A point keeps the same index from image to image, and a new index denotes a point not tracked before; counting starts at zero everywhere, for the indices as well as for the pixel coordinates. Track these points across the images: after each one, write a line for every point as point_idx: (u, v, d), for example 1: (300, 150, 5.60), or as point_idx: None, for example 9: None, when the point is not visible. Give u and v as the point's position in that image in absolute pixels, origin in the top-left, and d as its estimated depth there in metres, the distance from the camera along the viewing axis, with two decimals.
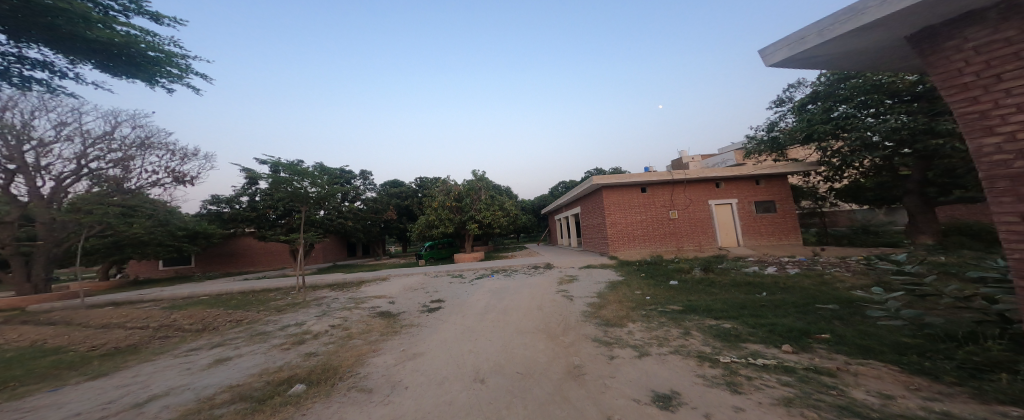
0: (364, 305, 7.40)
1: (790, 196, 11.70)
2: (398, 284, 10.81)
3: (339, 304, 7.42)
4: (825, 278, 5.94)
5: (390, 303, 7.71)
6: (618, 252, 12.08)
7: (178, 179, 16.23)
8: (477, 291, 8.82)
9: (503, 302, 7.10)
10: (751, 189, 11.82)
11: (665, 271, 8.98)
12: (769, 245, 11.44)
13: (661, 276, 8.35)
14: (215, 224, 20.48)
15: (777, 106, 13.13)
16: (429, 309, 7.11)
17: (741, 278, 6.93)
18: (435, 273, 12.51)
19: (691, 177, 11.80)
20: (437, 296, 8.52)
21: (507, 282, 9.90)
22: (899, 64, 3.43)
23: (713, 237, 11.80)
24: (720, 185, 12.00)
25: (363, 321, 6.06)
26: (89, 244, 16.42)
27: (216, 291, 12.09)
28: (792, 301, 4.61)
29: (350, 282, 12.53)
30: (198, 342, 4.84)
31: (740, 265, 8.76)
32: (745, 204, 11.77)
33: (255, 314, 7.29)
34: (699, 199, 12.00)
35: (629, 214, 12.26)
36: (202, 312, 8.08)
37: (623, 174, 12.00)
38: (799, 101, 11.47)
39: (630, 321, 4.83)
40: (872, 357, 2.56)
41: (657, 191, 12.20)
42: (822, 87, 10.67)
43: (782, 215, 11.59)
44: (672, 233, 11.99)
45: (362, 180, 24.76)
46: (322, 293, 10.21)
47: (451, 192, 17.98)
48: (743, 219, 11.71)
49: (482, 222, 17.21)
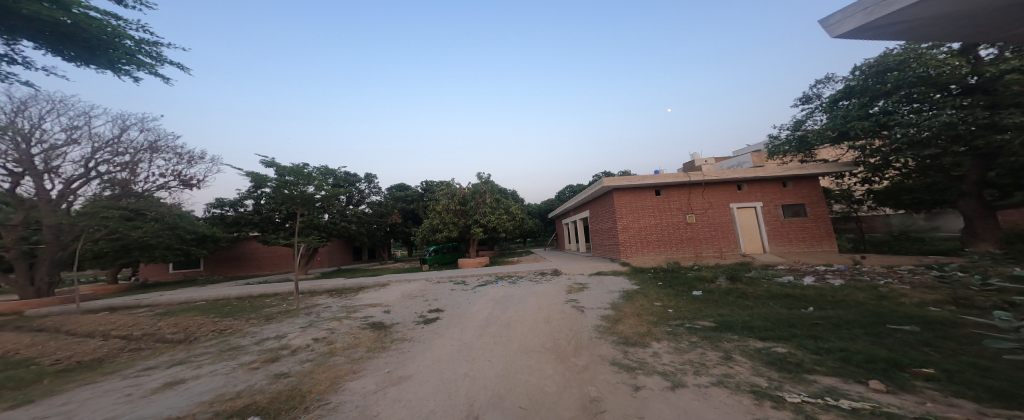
0: (356, 315, 6.82)
1: (822, 199, 10.74)
2: (397, 290, 10.25)
3: (329, 313, 6.88)
4: (883, 292, 5.08)
5: (385, 312, 7.13)
6: (631, 258, 11.29)
7: (184, 182, 16.15)
8: (480, 300, 8.16)
9: (507, 314, 6.43)
10: (776, 191, 10.93)
11: (685, 279, 8.16)
12: (798, 252, 10.47)
13: (681, 286, 7.55)
14: (218, 227, 20.31)
15: (803, 104, 12.27)
16: (426, 320, 6.46)
17: (777, 289, 6.09)
18: (438, 279, 11.91)
19: (710, 178, 11.00)
20: (436, 305, 7.90)
21: (512, 290, 9.21)
22: (1006, 30, 2.73)
23: (736, 243, 10.91)
24: (742, 187, 11.14)
25: (350, 335, 5.44)
26: (96, 247, 16.41)
27: (214, 296, 11.75)
28: (853, 319, 3.82)
29: (349, 288, 12.06)
30: (161, 358, 4.29)
31: (771, 273, 7.88)
32: (770, 208, 10.86)
33: (241, 323, 6.79)
34: (719, 202, 11.16)
35: (643, 217, 11.49)
36: (189, 320, 7.63)
37: (635, 176, 11.27)
38: (831, 97, 10.68)
39: (653, 340, 4.10)
40: (1018, 408, 1.82)
41: (673, 193, 11.43)
42: (856, 82, 9.89)
43: (812, 219, 10.63)
44: (689, 238, 11.16)
45: (367, 184, 24.56)
46: (318, 299, 9.71)
47: (456, 195, 17.46)
48: (769, 224, 10.80)
49: (487, 226, 16.63)
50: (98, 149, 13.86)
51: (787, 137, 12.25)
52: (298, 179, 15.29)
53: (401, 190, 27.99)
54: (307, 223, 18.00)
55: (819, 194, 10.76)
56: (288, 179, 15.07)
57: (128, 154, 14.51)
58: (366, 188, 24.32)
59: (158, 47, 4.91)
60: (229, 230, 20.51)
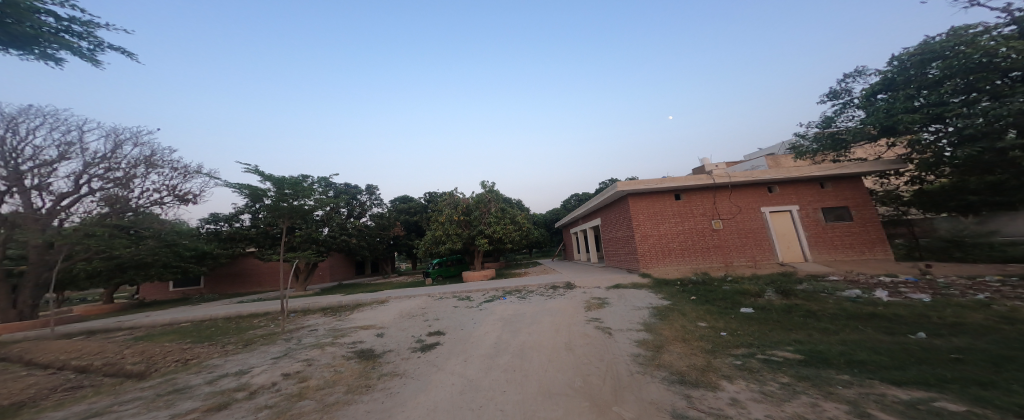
0: (343, 340, 5.86)
1: (867, 200, 9.60)
2: (394, 309, 9.27)
3: (312, 338, 5.91)
4: (1005, 314, 3.96)
5: (377, 337, 6.15)
6: (652, 270, 10.19)
7: (179, 198, 15.67)
8: (486, 320, 7.15)
9: (519, 338, 5.45)
10: (814, 193, 9.83)
11: (723, 294, 7.05)
12: (845, 260, 9.27)
13: (721, 302, 6.45)
14: (213, 244, 19.55)
15: (832, 100, 11.31)
16: (423, 348, 5.45)
17: (852, 308, 4.95)
18: (440, 295, 10.91)
19: (737, 180, 9.98)
20: (436, 327, 6.89)
21: (522, 307, 8.16)
22: None
23: (772, 252, 9.75)
24: (773, 189, 10.09)
25: (330, 368, 4.43)
26: (90, 266, 15.80)
27: (200, 317, 10.88)
28: (1012, 356, 2.74)
29: (345, 305, 11.12)
30: (80, 407, 3.35)
31: (828, 286, 6.73)
32: (809, 211, 9.73)
33: (212, 351, 5.86)
34: (748, 206, 10.09)
35: (663, 224, 10.45)
36: (157, 347, 6.71)
37: (652, 179, 10.30)
38: (866, 90, 9.59)
39: (723, 381, 3.02)
40: None
41: (695, 197, 10.41)
42: (895, 72, 8.89)
43: (858, 223, 9.45)
44: (717, 246, 10.06)
45: (368, 195, 23.98)
46: (307, 320, 8.75)
47: (459, 205, 16.60)
48: (809, 229, 9.64)
49: (492, 237, 15.69)
50: (91, 164, 13.48)
51: (817, 136, 11.18)
52: (294, 191, 14.62)
53: (404, 202, 27.39)
54: (305, 237, 17.24)
55: (863, 195, 9.63)
56: (285, 191, 14.45)
57: (122, 169, 14.12)
58: (367, 199, 23.72)
59: (91, 27, 4.82)
60: (224, 246, 19.76)
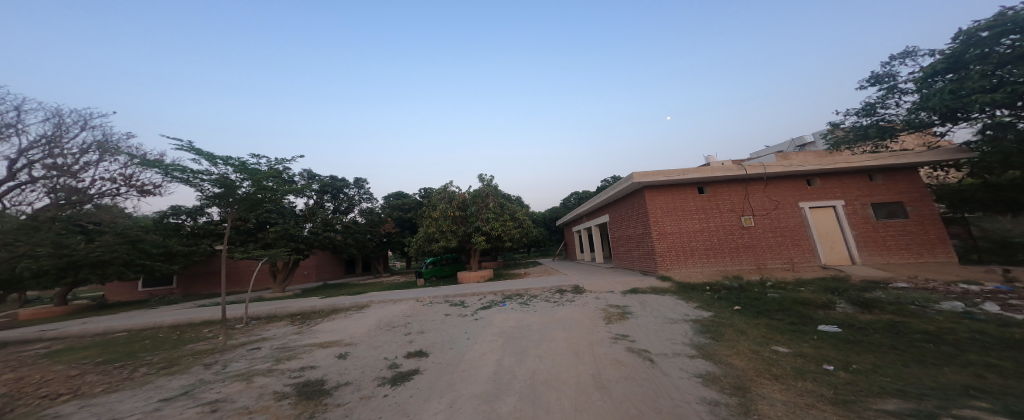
0: (285, 365, 4.30)
1: (923, 194, 8.34)
2: (373, 317, 7.73)
3: (244, 364, 4.33)
4: None
5: (336, 361, 4.61)
6: (673, 273, 8.82)
7: (138, 189, 13.97)
8: (483, 334, 5.68)
9: (528, 370, 3.97)
10: (860, 186, 8.56)
11: (777, 303, 5.70)
12: (899, 263, 7.97)
13: (783, 315, 5.03)
14: (174, 239, 17.17)
15: (874, 84, 10.10)
16: (395, 378, 3.94)
17: (991, 330, 3.54)
18: (429, 299, 9.40)
19: (773, 170, 8.64)
20: (418, 345, 5.37)
21: (526, 316, 6.69)
22: None
23: (812, 253, 8.44)
24: (813, 181, 8.80)
25: (241, 417, 2.89)
26: (35, 263, 13.64)
27: (144, 324, 9.24)
28: None
29: (317, 311, 9.56)
30: None
31: (911, 295, 5.39)
32: (855, 207, 8.45)
33: (105, 379, 4.28)
34: (785, 200, 8.77)
35: (685, 221, 9.08)
36: (49, 370, 5.11)
37: (674, 169, 8.93)
38: (925, 70, 8.28)
39: None
40: None
41: (722, 190, 9.09)
42: (961, 47, 7.71)
43: (914, 220, 8.18)
44: (747, 245, 8.73)
45: (357, 189, 22.40)
46: (262, 332, 7.15)
47: (455, 199, 15.11)
48: (856, 227, 8.34)
49: (490, 235, 14.23)
50: (31, 149, 11.74)
51: (857, 125, 9.96)
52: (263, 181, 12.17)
53: (399, 198, 25.98)
54: (281, 233, 15.50)
55: (918, 189, 8.38)
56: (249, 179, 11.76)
57: (70, 156, 12.45)
58: (356, 194, 22.12)
59: None
60: (187, 242, 17.46)
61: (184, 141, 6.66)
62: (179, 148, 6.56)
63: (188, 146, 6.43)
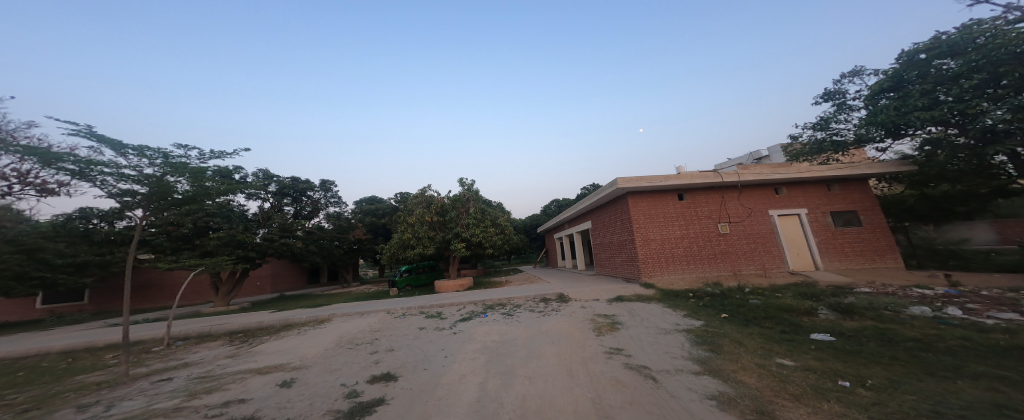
0: (199, 401, 3.50)
1: (874, 204, 8.99)
2: (332, 332, 6.78)
3: (145, 406, 3.37)
4: None
5: (277, 391, 3.75)
6: (655, 280, 8.74)
7: (38, 188, 11.60)
8: (463, 351, 5.05)
9: (516, 395, 3.42)
10: (822, 195, 9.08)
11: (762, 310, 5.68)
12: (857, 269, 8.47)
13: (772, 323, 4.95)
14: (85, 247, 14.33)
15: (827, 100, 10.93)
16: (353, 411, 3.21)
17: (974, 337, 3.58)
18: (400, 311, 8.55)
19: (746, 178, 8.90)
20: (385, 366, 4.61)
21: (509, 328, 6.15)
22: None
23: (782, 259, 8.77)
24: (780, 190, 9.21)
25: None
26: None
27: (33, 350, 7.48)
28: None
29: (267, 327, 8.35)
30: None
31: (881, 300, 5.58)
32: (818, 215, 8.93)
33: None
34: (757, 208, 9.08)
35: (666, 227, 9.10)
36: None
37: (656, 176, 8.93)
38: (873, 88, 9.05)
39: None
40: None
41: (699, 198, 9.24)
42: (906, 67, 8.45)
43: (869, 228, 8.77)
44: (724, 252, 8.89)
45: (323, 192, 20.61)
46: (190, 355, 5.96)
47: (433, 204, 14.22)
48: (819, 234, 8.80)
49: (470, 242, 13.52)
50: None
51: (814, 138, 10.70)
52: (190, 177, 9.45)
53: (372, 203, 24.44)
54: (226, 240, 13.54)
55: (870, 199, 9.03)
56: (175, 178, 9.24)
57: None
58: (322, 196, 20.32)
59: None
60: (99, 250, 14.46)
61: (83, 126, 5.40)
62: (76, 132, 5.28)
63: (86, 131, 5.21)
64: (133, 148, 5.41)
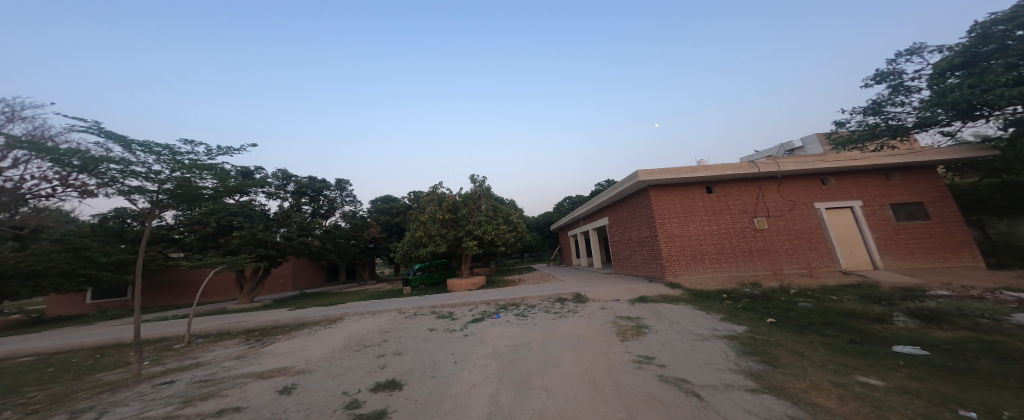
0: (193, 409, 3.11)
1: (943, 194, 7.86)
2: (341, 333, 6.51)
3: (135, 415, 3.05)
4: None
5: (274, 400, 3.37)
6: (684, 280, 8.00)
7: (77, 190, 12.27)
8: (474, 356, 4.60)
9: (534, 411, 2.92)
10: (878, 186, 8.02)
11: (818, 314, 4.93)
12: (923, 268, 7.41)
13: (836, 331, 4.20)
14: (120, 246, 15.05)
15: (879, 82, 9.73)
16: None
17: None
18: (411, 311, 8.23)
19: (788, 168, 7.97)
20: (391, 372, 4.22)
21: (525, 331, 5.66)
22: None
23: (832, 257, 7.80)
24: (827, 181, 8.23)
25: None
26: None
27: (63, 346, 7.69)
28: None
29: (280, 326, 8.25)
30: None
31: (971, 305, 4.69)
32: (874, 207, 7.89)
33: None
34: (800, 200, 8.14)
35: (695, 223, 8.31)
36: None
37: (683, 167, 8.18)
38: (939, 64, 7.83)
39: None
40: None
41: (731, 190, 8.39)
42: (981, 39, 7.27)
43: (936, 222, 7.66)
44: (762, 249, 8.02)
45: (338, 191, 20.89)
46: (200, 355, 5.84)
47: (444, 201, 13.94)
48: (875, 229, 7.77)
49: (482, 239, 13.16)
50: None
51: (865, 124, 9.55)
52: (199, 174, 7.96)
53: (386, 202, 24.65)
54: (247, 238, 13.79)
55: (937, 189, 7.90)
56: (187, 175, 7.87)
57: None
58: (338, 196, 20.60)
59: None
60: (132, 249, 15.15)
61: (93, 124, 5.41)
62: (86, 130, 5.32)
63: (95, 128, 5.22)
64: (139, 143, 5.35)
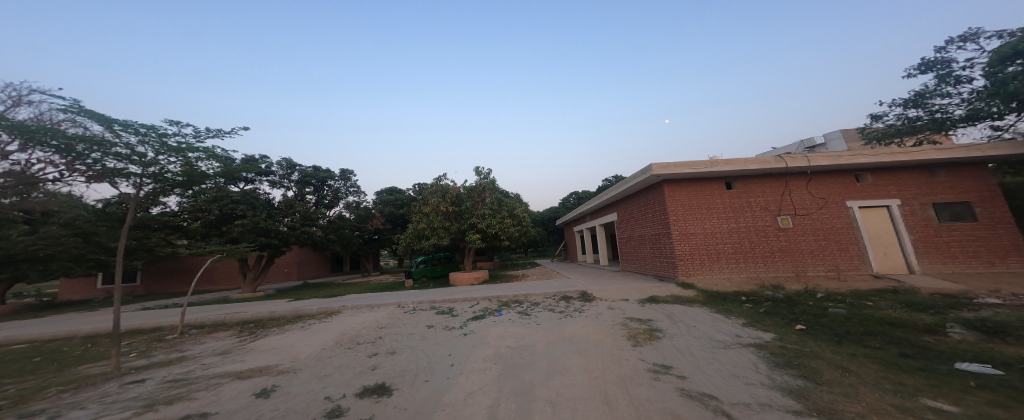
0: (153, 415, 2.80)
1: (989, 194, 7.18)
2: (336, 328, 6.20)
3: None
4: None
5: (245, 405, 3.03)
6: (699, 280, 7.51)
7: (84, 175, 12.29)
8: (472, 358, 4.21)
9: None
10: (917, 183, 7.37)
11: (855, 322, 4.43)
12: (965, 273, 6.79)
13: (881, 343, 3.71)
14: None
15: (924, 72, 8.95)
16: None
17: None
18: (411, 305, 7.90)
19: (819, 163, 7.34)
20: (380, 375, 3.86)
21: (529, 331, 5.26)
22: None
23: (862, 259, 7.21)
24: (861, 178, 7.60)
25: None
26: None
27: (60, 332, 7.58)
28: None
29: (276, 318, 8.01)
30: None
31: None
32: (912, 207, 7.25)
33: None
34: (830, 197, 7.53)
35: (713, 220, 7.77)
36: None
37: (700, 161, 7.65)
38: (997, 51, 7.01)
39: None
40: None
41: (754, 186, 7.82)
42: None
43: (981, 224, 7.01)
44: (786, 249, 7.46)
45: (343, 181, 20.72)
46: (188, 348, 5.59)
47: (448, 193, 13.56)
48: (912, 230, 7.15)
49: (486, 233, 12.78)
50: None
51: (905, 117, 8.82)
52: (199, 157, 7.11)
53: (391, 194, 24.42)
54: (249, 227, 13.70)
55: (984, 188, 7.21)
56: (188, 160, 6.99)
57: None
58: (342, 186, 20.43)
59: None
60: None
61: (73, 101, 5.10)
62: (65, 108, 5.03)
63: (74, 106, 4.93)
64: (119, 123, 5.03)
